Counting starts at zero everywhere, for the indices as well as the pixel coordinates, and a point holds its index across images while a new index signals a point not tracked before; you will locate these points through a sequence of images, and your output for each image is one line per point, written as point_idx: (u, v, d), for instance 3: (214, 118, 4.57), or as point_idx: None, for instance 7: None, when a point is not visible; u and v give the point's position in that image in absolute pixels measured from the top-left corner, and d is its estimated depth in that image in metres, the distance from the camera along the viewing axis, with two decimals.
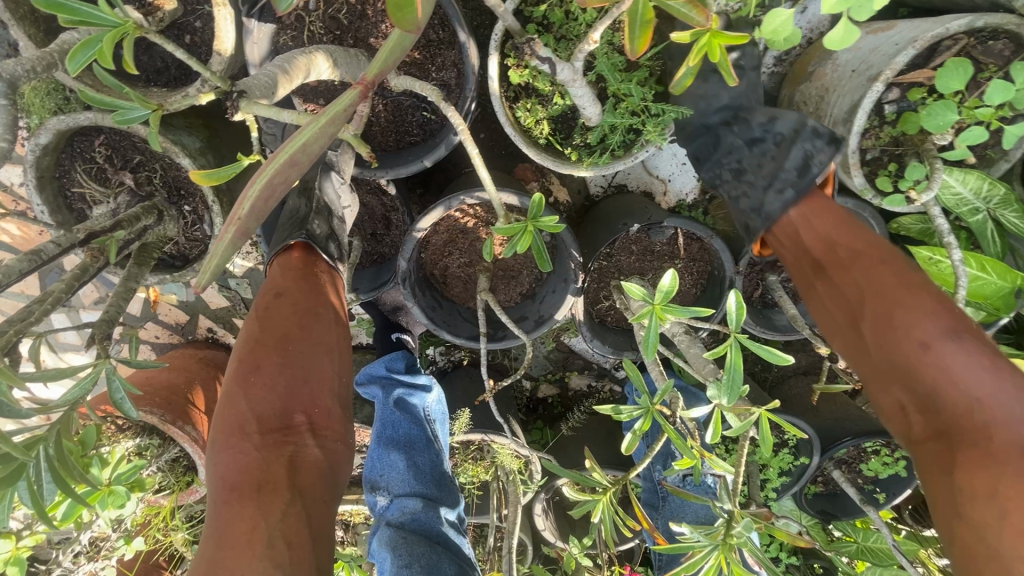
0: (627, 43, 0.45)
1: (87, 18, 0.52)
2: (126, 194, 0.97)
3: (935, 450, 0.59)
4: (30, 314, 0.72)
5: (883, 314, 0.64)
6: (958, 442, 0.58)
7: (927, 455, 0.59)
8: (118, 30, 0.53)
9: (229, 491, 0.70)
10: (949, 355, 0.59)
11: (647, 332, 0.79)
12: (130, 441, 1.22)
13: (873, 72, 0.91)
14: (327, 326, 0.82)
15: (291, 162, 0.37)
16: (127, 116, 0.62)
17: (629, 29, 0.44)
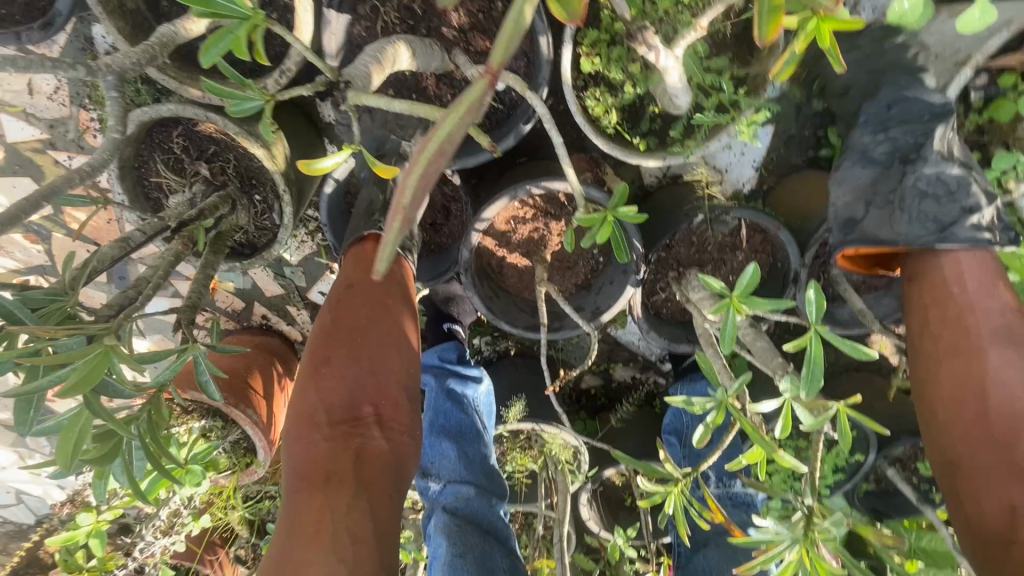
0: (755, 29, 0.43)
1: (220, 10, 0.55)
2: (201, 183, 1.00)
3: (1006, 484, 0.62)
4: (129, 299, 0.75)
5: (1002, 353, 0.66)
6: None
7: (997, 487, 0.63)
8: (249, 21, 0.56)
9: (300, 479, 0.70)
10: (1007, 359, 0.66)
11: (724, 324, 0.74)
12: (197, 422, 1.27)
13: (961, 56, 0.88)
14: (395, 316, 0.82)
15: (438, 151, 0.37)
16: (240, 106, 0.68)
17: (757, 15, 0.42)
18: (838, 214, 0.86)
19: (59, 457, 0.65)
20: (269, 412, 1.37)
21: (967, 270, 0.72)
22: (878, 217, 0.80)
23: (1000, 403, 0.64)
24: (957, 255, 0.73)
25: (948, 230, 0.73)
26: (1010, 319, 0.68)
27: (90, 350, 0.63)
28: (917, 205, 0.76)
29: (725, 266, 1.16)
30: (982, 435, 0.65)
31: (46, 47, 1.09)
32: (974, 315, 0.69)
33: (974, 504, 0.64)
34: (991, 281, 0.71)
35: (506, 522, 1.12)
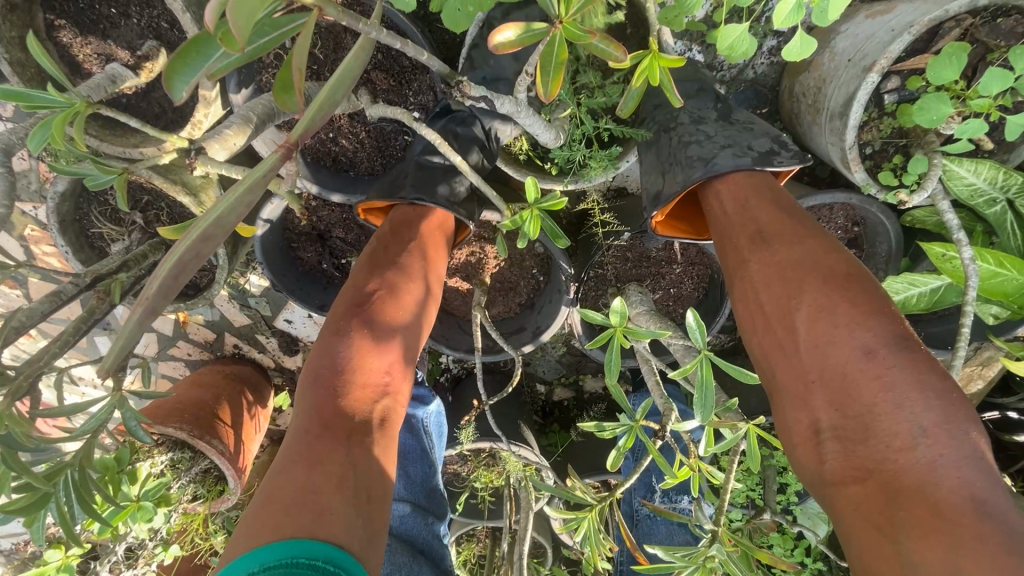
0: (539, 86, 0.46)
1: (38, 103, 0.57)
2: (138, 232, 1.05)
3: (797, 399, 0.61)
4: (47, 355, 0.79)
5: (763, 252, 0.68)
6: (829, 399, 0.58)
7: (791, 404, 0.61)
8: (67, 111, 0.58)
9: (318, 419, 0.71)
10: (774, 257, 0.67)
11: (609, 354, 0.73)
12: (163, 456, 1.31)
13: (868, 61, 0.86)
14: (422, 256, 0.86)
15: (203, 236, 0.37)
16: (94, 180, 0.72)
17: (540, 70, 0.45)
18: (647, 188, 0.85)
19: None
20: (235, 442, 1.41)
21: (727, 191, 0.75)
22: (672, 183, 0.79)
23: (771, 318, 0.65)
24: (718, 188, 0.77)
25: (712, 163, 0.76)
26: (794, 218, 0.69)
27: None
28: (685, 155, 0.79)
29: (662, 280, 1.16)
30: (783, 370, 0.63)
31: None
32: (734, 231, 0.72)
33: (810, 460, 0.59)
34: (751, 191, 0.74)
35: (444, 543, 1.14)
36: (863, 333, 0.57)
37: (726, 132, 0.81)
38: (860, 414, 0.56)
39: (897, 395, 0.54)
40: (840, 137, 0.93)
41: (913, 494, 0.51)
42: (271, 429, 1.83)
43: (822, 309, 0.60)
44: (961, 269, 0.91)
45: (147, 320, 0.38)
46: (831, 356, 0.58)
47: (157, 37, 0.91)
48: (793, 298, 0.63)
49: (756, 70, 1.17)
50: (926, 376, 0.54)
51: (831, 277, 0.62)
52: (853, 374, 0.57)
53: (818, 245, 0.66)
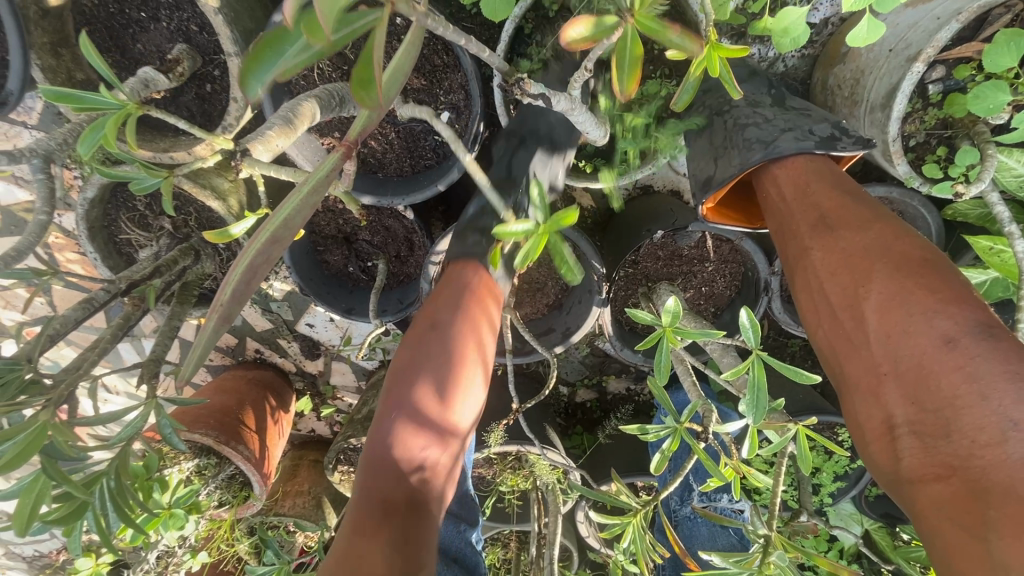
0: (615, 82, 0.48)
1: (90, 104, 0.58)
2: (167, 237, 1.04)
3: (867, 392, 0.58)
4: (83, 364, 0.78)
5: (824, 240, 0.66)
6: (903, 391, 0.54)
7: (861, 398, 0.59)
8: (120, 113, 0.58)
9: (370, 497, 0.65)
10: (839, 244, 0.64)
11: (658, 355, 0.71)
12: (190, 462, 1.31)
13: (912, 51, 0.84)
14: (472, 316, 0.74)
15: (272, 239, 0.37)
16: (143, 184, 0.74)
17: (616, 67, 0.47)
18: (699, 174, 0.84)
19: (17, 524, 0.69)
20: (260, 447, 1.40)
21: (786, 179, 0.74)
22: (727, 166, 0.78)
23: (837, 309, 0.62)
24: (775, 172, 0.76)
25: (772, 145, 0.75)
26: (863, 205, 0.66)
27: (30, 426, 0.65)
28: (743, 138, 0.78)
29: (695, 278, 1.14)
30: (852, 363, 0.60)
31: (23, 113, 1.07)
32: (795, 221, 0.70)
33: (887, 457, 0.55)
34: (813, 179, 0.72)
35: (474, 548, 1.12)
36: (940, 320, 0.53)
37: (783, 116, 0.79)
38: (940, 406, 0.51)
39: (983, 385, 0.49)
40: (883, 129, 0.90)
41: (1003, 493, 0.45)
42: (292, 434, 1.83)
43: (893, 296, 0.57)
44: (1011, 262, 0.87)
45: (220, 330, 0.36)
46: (903, 344, 0.55)
47: (186, 40, 0.90)
48: (860, 287, 0.60)
49: (788, 63, 1.15)
50: (1018, 364, 0.48)
51: (902, 262, 0.59)
52: (930, 364, 0.52)
53: (888, 231, 0.63)
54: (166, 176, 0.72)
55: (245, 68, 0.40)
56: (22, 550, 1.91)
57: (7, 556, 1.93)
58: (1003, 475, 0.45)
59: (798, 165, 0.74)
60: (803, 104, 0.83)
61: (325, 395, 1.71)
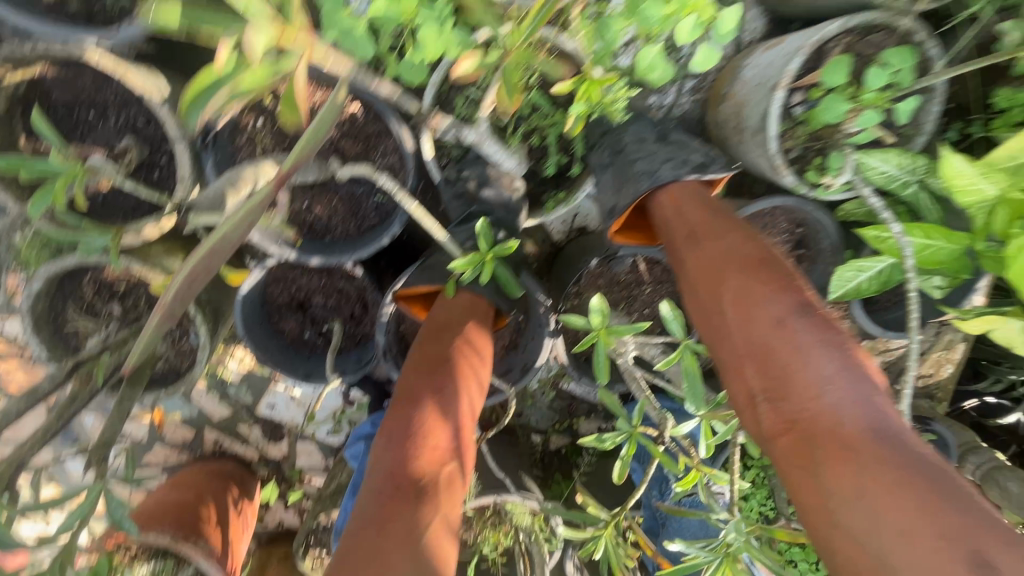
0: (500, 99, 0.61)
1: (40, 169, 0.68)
2: (116, 322, 1.05)
3: (734, 373, 0.65)
4: (25, 449, 0.76)
5: (691, 250, 0.74)
6: (755, 367, 0.62)
7: (730, 377, 0.65)
8: (67, 173, 0.70)
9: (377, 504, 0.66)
10: (703, 251, 0.73)
11: (595, 357, 0.76)
12: (144, 567, 1.21)
13: (772, 82, 1.00)
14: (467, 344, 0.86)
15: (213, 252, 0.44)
16: (90, 247, 0.79)
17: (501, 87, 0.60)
18: (604, 204, 0.93)
19: None
20: (222, 542, 1.31)
21: (668, 202, 0.83)
22: (626, 195, 0.88)
23: (705, 306, 0.70)
24: (659, 196, 0.85)
25: (660, 172, 0.85)
26: (721, 217, 0.76)
27: None
28: (634, 170, 0.88)
29: (635, 302, 1.22)
30: (721, 349, 0.67)
31: None
32: (672, 236, 0.79)
33: (751, 422, 0.63)
34: (686, 200, 0.81)
35: None
36: (774, 305, 0.62)
37: (669, 148, 0.91)
38: (779, 374, 0.59)
39: (806, 353, 0.58)
40: (765, 148, 1.05)
41: (826, 435, 0.55)
42: (258, 530, 1.71)
43: (741, 290, 0.66)
44: (897, 246, 0.96)
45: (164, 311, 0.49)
46: (751, 330, 0.63)
47: (135, 133, 0.97)
48: (717, 285, 0.68)
49: (683, 108, 1.32)
50: (828, 334, 0.60)
51: (747, 262, 0.68)
52: (769, 342, 0.61)
53: (742, 237, 0.72)
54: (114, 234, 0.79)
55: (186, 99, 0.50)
56: None
57: None
58: (820, 420, 0.56)
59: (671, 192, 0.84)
60: (687, 138, 0.96)
61: (292, 480, 1.64)
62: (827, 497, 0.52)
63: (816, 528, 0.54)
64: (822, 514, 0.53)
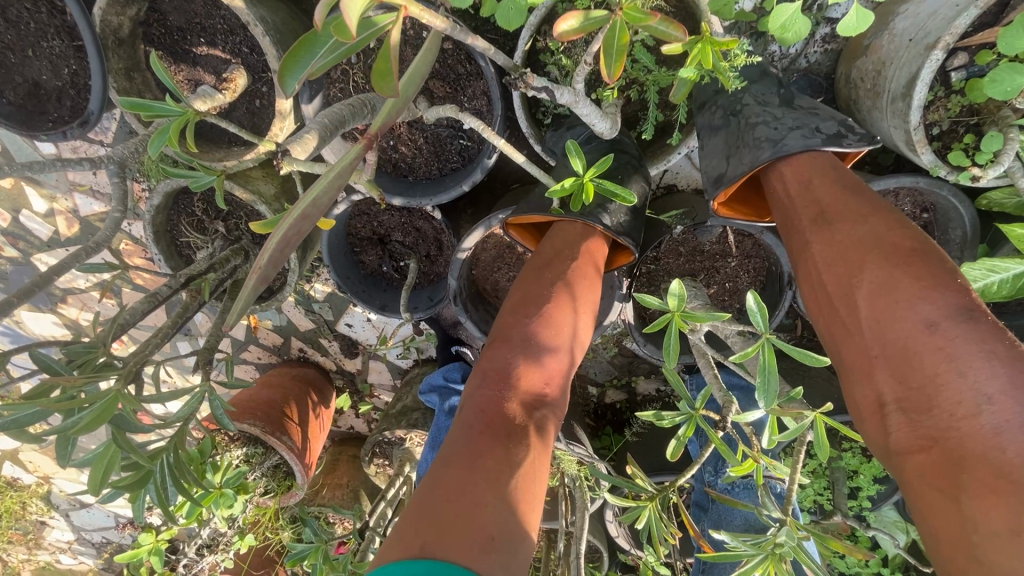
0: (604, 69, 0.54)
1: (159, 112, 0.69)
2: (220, 239, 1.15)
3: (864, 375, 0.61)
4: (149, 347, 0.89)
5: (823, 234, 0.68)
6: (892, 372, 0.58)
7: (858, 379, 0.61)
8: (181, 117, 0.68)
9: (475, 422, 0.69)
10: (837, 237, 0.67)
11: (667, 338, 0.74)
12: (239, 450, 1.40)
13: (931, 39, 0.84)
14: (578, 276, 0.83)
15: (302, 215, 0.44)
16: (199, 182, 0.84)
17: (606, 56, 0.54)
18: (708, 172, 0.86)
19: (92, 484, 0.78)
20: (303, 438, 1.48)
21: (791, 174, 0.77)
22: (738, 164, 0.81)
23: (835, 298, 0.65)
24: (780, 168, 0.79)
25: (780, 143, 0.77)
26: (860, 197, 0.69)
27: (105, 395, 0.75)
28: (754, 136, 0.81)
29: (717, 274, 1.15)
30: (847, 348, 0.63)
31: (100, 133, 1.21)
32: (797, 214, 0.73)
33: (877, 432, 0.60)
34: (814, 174, 0.74)
35: None
36: (926, 306, 0.57)
37: (790, 115, 0.81)
38: (925, 385, 0.55)
39: (960, 364, 0.53)
40: (905, 119, 0.90)
41: (976, 460, 0.50)
42: (332, 430, 1.91)
43: (884, 286, 0.60)
44: None
45: (258, 286, 0.45)
46: (893, 331, 0.58)
47: (239, 60, 1.00)
48: (854, 276, 0.63)
49: (810, 59, 1.15)
50: (992, 344, 0.53)
51: (893, 253, 0.62)
52: (914, 347, 0.56)
53: (888, 223, 0.65)
54: (218, 174, 0.84)
55: (283, 67, 0.48)
56: (92, 536, 2.09)
57: (79, 541, 2.11)
58: (974, 438, 0.51)
59: (796, 164, 0.77)
60: (809, 104, 0.85)
61: (363, 392, 1.80)
62: (969, 526, 0.50)
63: (949, 549, 0.52)
64: (961, 541, 0.51)
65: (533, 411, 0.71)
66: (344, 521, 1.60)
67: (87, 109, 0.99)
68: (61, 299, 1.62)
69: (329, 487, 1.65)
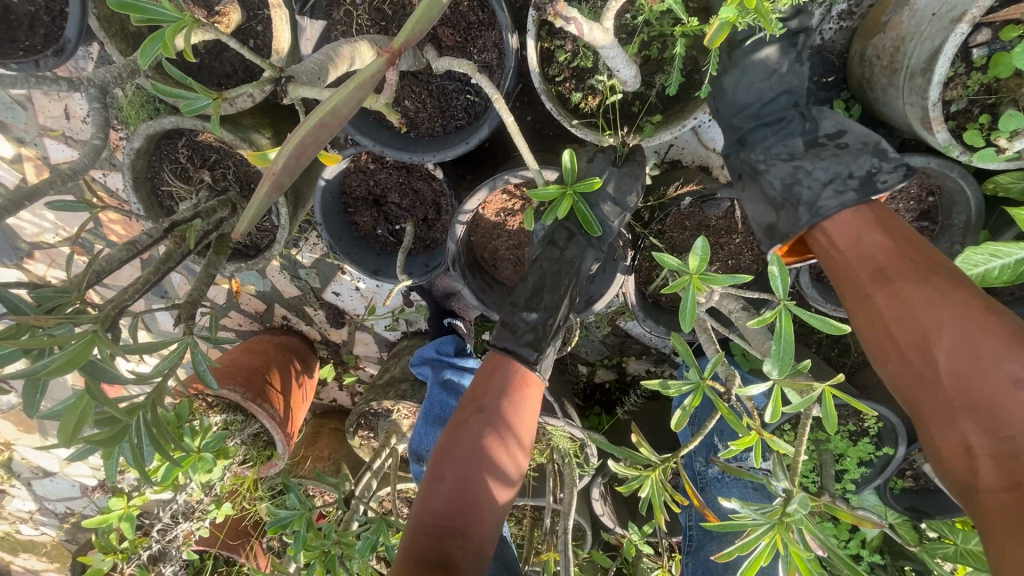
0: None
1: (153, 15, 0.60)
2: (206, 189, 1.09)
3: (944, 421, 0.60)
4: (127, 295, 0.83)
5: (886, 290, 0.67)
6: (978, 421, 0.58)
7: (937, 425, 0.61)
8: (178, 23, 0.61)
9: (410, 556, 0.76)
10: (900, 292, 0.66)
11: (683, 302, 0.72)
12: (218, 416, 1.34)
13: (957, 12, 0.83)
14: (511, 404, 0.86)
15: (320, 124, 0.40)
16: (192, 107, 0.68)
17: None
18: (743, 213, 0.90)
19: (61, 437, 0.72)
20: (285, 408, 1.43)
21: (840, 229, 0.77)
22: (784, 221, 0.84)
23: (908, 351, 0.64)
24: (825, 222, 0.78)
25: (817, 207, 0.80)
26: (915, 250, 0.70)
27: (79, 339, 0.70)
28: (792, 196, 0.83)
29: (722, 250, 1.13)
30: (922, 396, 0.62)
31: (75, 71, 1.13)
32: (853, 267, 0.72)
33: (960, 476, 0.59)
34: (862, 230, 0.75)
35: None
36: (1013, 362, 0.57)
37: (815, 158, 0.85)
38: (1013, 437, 0.56)
39: None
40: (923, 95, 0.89)
41: None
42: (314, 403, 1.86)
43: (965, 344, 0.60)
44: None
45: (272, 195, 0.41)
46: (975, 384, 0.58)
47: None
48: (931, 333, 0.62)
49: (824, 36, 1.14)
50: None
51: (969, 309, 0.61)
52: (1001, 401, 0.57)
53: (948, 277, 0.65)
54: (216, 97, 0.67)
55: None
56: (56, 506, 2.01)
57: (42, 511, 2.03)
58: None
59: (847, 219, 0.77)
60: (830, 134, 0.88)
61: (348, 364, 1.75)
62: None
63: None
64: None
65: (460, 539, 0.78)
66: (325, 494, 1.55)
67: (63, 37, 0.92)
68: (27, 254, 1.53)
69: (310, 460, 1.60)
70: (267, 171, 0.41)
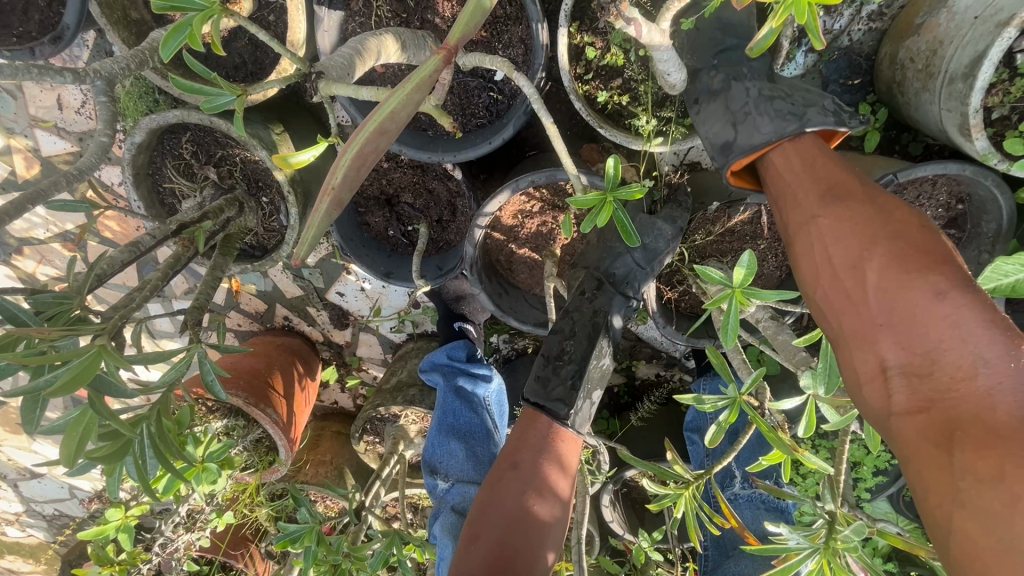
0: None
1: (177, 3, 0.55)
2: (211, 187, 1.04)
3: (862, 343, 0.55)
4: (132, 300, 0.78)
5: (829, 211, 0.62)
6: (894, 339, 0.53)
7: (855, 348, 0.56)
8: (204, 12, 0.56)
9: None
10: (836, 213, 0.61)
11: (726, 317, 0.69)
12: (219, 421, 1.29)
13: (1003, 16, 0.80)
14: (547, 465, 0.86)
15: (378, 130, 0.36)
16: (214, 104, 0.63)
17: None
18: (710, 139, 0.81)
19: (63, 456, 0.67)
20: (289, 413, 1.38)
21: (794, 156, 0.72)
22: (750, 131, 0.76)
23: (840, 270, 0.58)
24: (781, 147, 0.74)
25: (805, 118, 0.74)
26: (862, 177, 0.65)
27: (84, 352, 0.65)
28: (774, 109, 0.76)
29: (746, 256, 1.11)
30: (848, 318, 0.57)
31: (70, 60, 1.07)
32: (801, 190, 0.67)
33: (875, 397, 0.55)
34: (813, 157, 0.70)
35: None
36: (936, 275, 0.52)
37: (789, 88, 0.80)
38: (930, 352, 0.51)
39: (964, 331, 0.50)
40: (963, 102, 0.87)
41: (969, 419, 0.48)
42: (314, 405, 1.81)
43: (896, 258, 0.54)
44: None
45: (332, 214, 0.37)
46: (899, 297, 0.53)
47: None
48: (863, 251, 0.57)
49: (852, 37, 1.11)
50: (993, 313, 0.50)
51: (901, 228, 0.56)
52: (920, 314, 0.51)
53: (892, 202, 0.60)
54: (241, 93, 0.62)
55: None
56: (44, 509, 1.94)
57: (29, 514, 1.96)
58: (972, 397, 0.48)
59: (801, 148, 0.72)
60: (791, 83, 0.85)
61: (350, 366, 1.70)
62: (957, 476, 0.48)
63: (927, 493, 0.50)
64: (948, 489, 0.49)
65: None
66: (328, 500, 1.51)
67: (61, 23, 0.88)
68: (16, 250, 1.46)
69: (312, 465, 1.56)
70: (323, 186, 0.37)
